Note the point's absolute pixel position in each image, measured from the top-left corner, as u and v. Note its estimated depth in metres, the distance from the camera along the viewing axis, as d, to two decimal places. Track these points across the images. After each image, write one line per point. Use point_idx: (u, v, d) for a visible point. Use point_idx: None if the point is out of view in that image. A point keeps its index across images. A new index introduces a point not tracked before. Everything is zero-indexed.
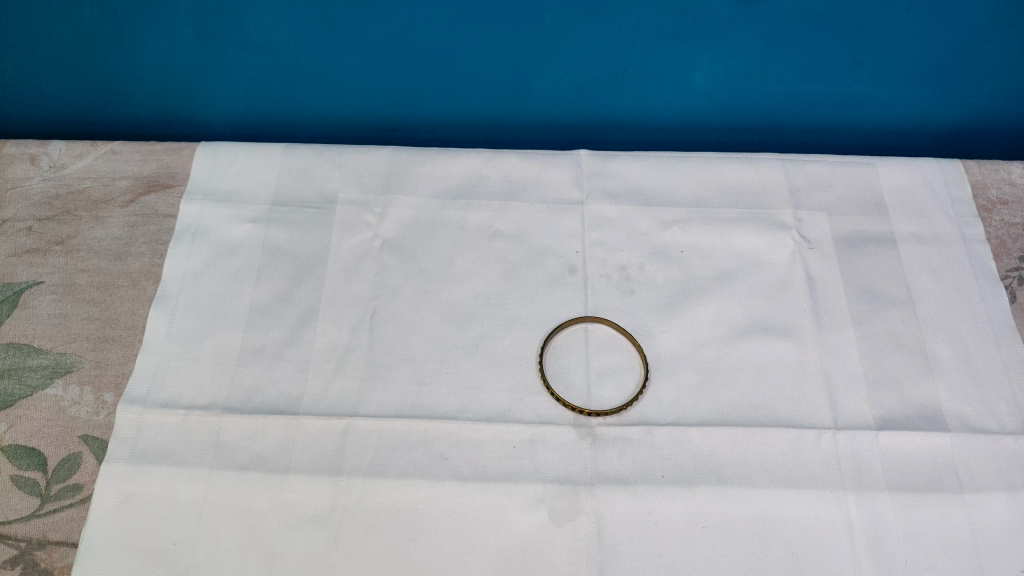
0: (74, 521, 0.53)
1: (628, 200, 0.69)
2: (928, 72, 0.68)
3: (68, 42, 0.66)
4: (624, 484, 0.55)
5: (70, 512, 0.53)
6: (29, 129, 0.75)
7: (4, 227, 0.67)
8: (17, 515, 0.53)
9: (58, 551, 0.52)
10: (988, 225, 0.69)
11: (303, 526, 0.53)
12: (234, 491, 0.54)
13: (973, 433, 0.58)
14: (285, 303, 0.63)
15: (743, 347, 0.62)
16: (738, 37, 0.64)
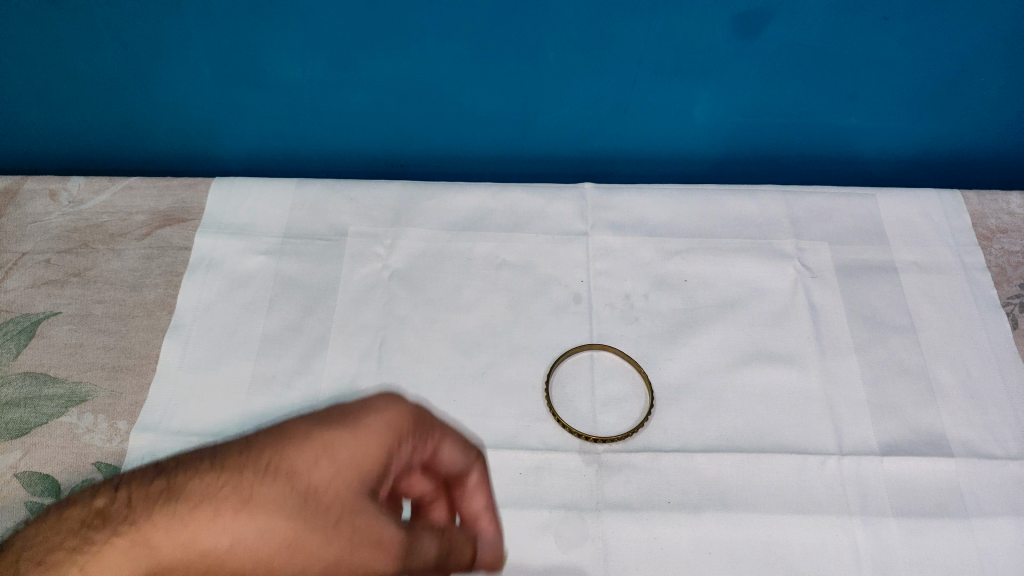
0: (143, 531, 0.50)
1: (632, 231, 0.70)
2: (925, 106, 0.69)
3: (89, 82, 0.68)
4: (628, 509, 0.56)
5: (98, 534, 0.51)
6: (52, 166, 0.78)
7: (24, 260, 0.69)
8: (44, 543, 0.51)
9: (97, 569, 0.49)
10: (988, 253, 0.69)
11: (340, 514, 0.51)
12: (262, 487, 0.51)
13: (977, 458, 0.58)
14: (295, 333, 0.64)
15: (747, 373, 0.62)
16: (738, 73, 0.65)
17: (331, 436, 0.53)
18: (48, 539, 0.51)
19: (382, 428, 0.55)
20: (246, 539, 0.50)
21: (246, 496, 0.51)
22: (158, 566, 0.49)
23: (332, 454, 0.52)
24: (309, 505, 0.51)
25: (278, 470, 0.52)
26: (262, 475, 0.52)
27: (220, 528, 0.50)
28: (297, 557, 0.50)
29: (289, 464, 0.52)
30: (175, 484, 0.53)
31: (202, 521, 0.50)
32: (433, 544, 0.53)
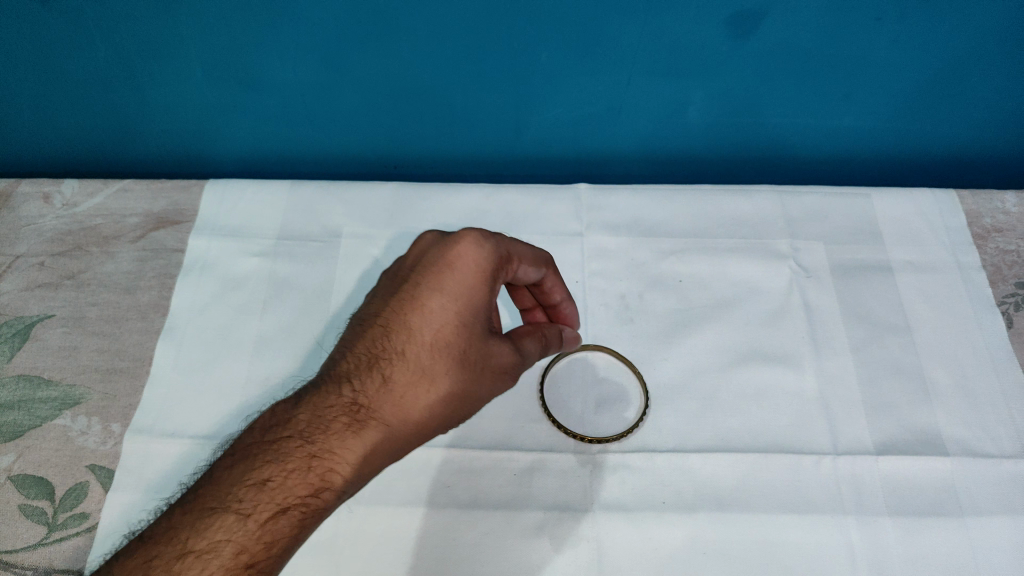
0: (349, 459, 0.51)
1: (627, 231, 0.70)
2: (919, 106, 0.69)
3: (83, 85, 0.68)
4: (623, 510, 0.56)
5: (293, 474, 0.50)
6: (47, 169, 0.78)
7: (18, 262, 0.69)
8: (208, 527, 0.48)
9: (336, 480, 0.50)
10: (983, 252, 0.69)
11: (485, 336, 0.55)
12: (413, 350, 0.54)
13: (972, 457, 0.58)
14: (289, 334, 0.64)
15: (742, 373, 0.62)
16: (732, 73, 0.65)
17: (433, 282, 0.55)
18: (205, 523, 0.48)
19: (496, 253, 0.56)
20: (427, 424, 0.54)
21: (415, 366, 0.53)
22: (357, 472, 0.51)
23: (447, 295, 0.54)
24: (467, 364, 0.54)
25: (413, 337, 0.54)
26: (413, 339, 0.54)
27: (412, 404, 0.53)
28: (461, 395, 0.55)
29: (412, 320, 0.54)
30: (358, 402, 0.52)
31: (392, 424, 0.52)
32: (535, 349, 0.59)
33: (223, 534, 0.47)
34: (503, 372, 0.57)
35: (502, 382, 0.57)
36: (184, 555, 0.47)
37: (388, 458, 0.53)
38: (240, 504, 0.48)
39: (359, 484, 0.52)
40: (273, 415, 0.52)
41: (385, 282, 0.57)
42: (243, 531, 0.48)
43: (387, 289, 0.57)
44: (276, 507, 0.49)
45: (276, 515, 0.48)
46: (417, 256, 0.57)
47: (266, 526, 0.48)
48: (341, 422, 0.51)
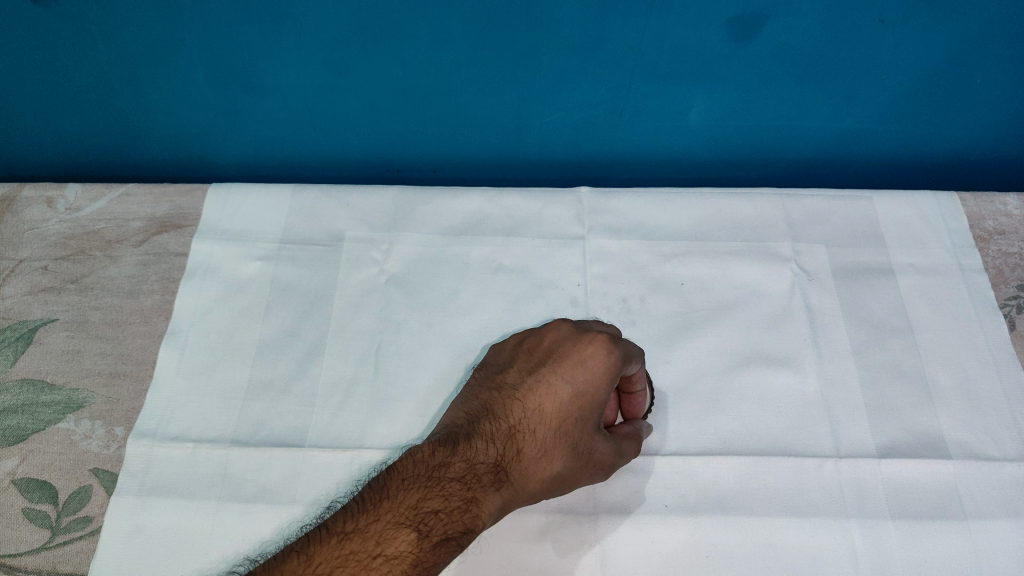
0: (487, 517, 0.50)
1: (629, 234, 0.70)
2: (921, 109, 0.69)
3: (87, 89, 0.68)
4: (625, 514, 0.56)
5: (456, 509, 0.49)
6: (50, 173, 0.78)
7: (21, 266, 0.69)
8: (393, 540, 0.47)
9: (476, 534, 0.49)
10: (985, 255, 0.69)
11: (598, 430, 0.54)
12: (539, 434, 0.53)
13: (975, 460, 0.58)
14: (291, 338, 0.64)
15: (743, 376, 0.62)
16: (734, 76, 0.65)
17: (568, 372, 0.54)
18: (390, 535, 0.47)
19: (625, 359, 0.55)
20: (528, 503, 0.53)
21: (542, 443, 0.53)
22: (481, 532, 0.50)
23: (577, 384, 0.54)
24: (582, 455, 0.53)
25: (546, 417, 0.53)
26: (542, 417, 0.53)
27: (532, 478, 0.52)
28: (567, 482, 0.53)
29: (544, 399, 0.54)
30: (500, 466, 0.52)
31: (520, 492, 0.52)
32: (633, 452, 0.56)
33: (407, 548, 0.46)
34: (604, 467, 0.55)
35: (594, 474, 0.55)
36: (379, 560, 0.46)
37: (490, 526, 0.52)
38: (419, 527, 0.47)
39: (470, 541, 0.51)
40: (433, 453, 0.51)
41: (514, 357, 0.58)
42: (426, 548, 0.46)
43: (521, 363, 0.57)
44: (447, 534, 0.47)
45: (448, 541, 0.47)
46: (549, 341, 0.57)
47: (440, 548, 0.47)
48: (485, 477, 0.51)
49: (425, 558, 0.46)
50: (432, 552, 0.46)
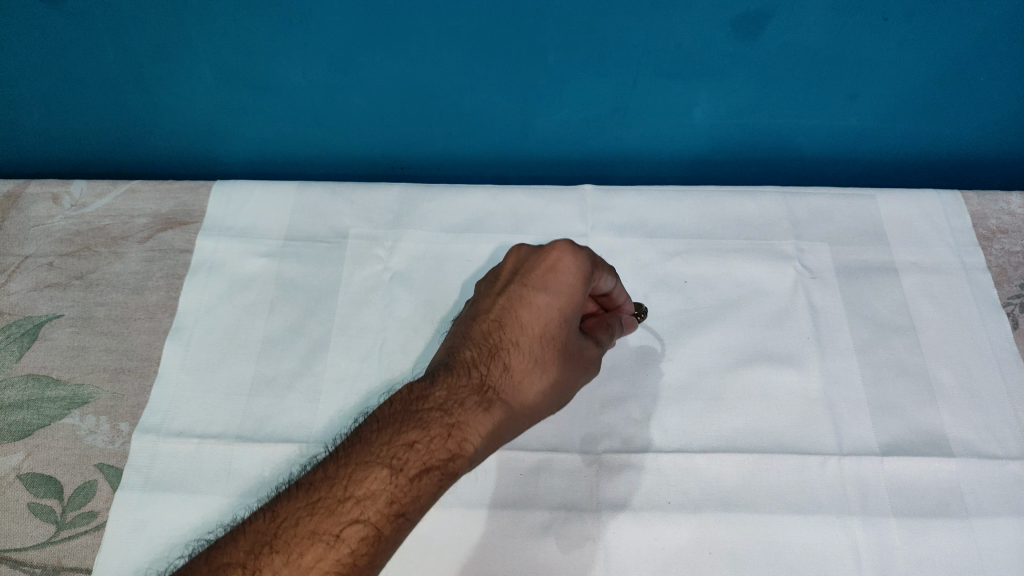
0: (484, 437, 0.53)
1: (632, 232, 0.70)
2: (924, 108, 0.69)
3: (93, 86, 0.69)
4: (628, 510, 0.56)
5: (435, 438, 0.51)
6: (55, 169, 0.79)
7: (27, 263, 0.69)
8: (364, 481, 0.48)
9: (474, 457, 0.52)
10: (988, 254, 0.69)
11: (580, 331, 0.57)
12: (524, 347, 0.56)
13: (977, 458, 0.58)
14: (295, 334, 0.64)
15: (746, 374, 0.62)
16: (737, 74, 0.65)
17: (539, 281, 0.57)
18: (361, 476, 0.48)
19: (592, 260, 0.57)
20: (529, 418, 0.56)
21: (528, 355, 0.56)
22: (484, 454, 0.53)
23: (550, 291, 0.56)
24: (569, 357, 0.57)
25: (525, 329, 0.56)
26: (524, 329, 0.56)
27: (526, 391, 0.55)
28: (562, 387, 0.57)
29: (521, 311, 0.57)
30: (486, 385, 0.54)
31: (515, 406, 0.55)
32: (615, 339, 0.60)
33: (379, 486, 0.48)
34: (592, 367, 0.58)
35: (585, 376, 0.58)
36: (351, 506, 0.47)
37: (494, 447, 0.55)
38: (394, 463, 0.49)
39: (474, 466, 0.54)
40: (411, 389, 0.53)
41: (483, 287, 0.60)
42: (402, 484, 0.48)
43: (489, 290, 0.60)
44: (427, 465, 0.50)
45: (428, 472, 0.49)
46: (513, 264, 0.60)
47: (419, 481, 0.49)
48: (474, 400, 0.53)
49: (406, 495, 0.48)
50: (411, 487, 0.49)
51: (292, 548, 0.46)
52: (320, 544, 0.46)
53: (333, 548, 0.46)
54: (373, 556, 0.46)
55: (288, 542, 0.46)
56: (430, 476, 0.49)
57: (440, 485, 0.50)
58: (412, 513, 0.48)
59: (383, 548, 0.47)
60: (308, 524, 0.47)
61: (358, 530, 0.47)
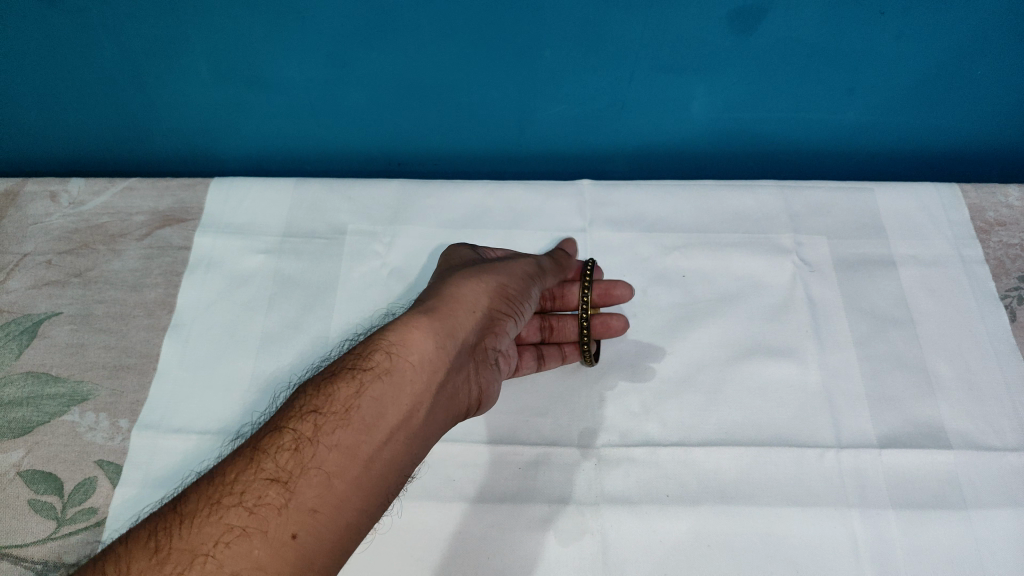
0: (396, 335, 0.53)
1: (630, 227, 0.71)
2: (922, 101, 0.69)
3: (90, 84, 0.69)
4: (627, 503, 0.56)
5: (345, 361, 0.53)
6: (53, 168, 0.79)
7: (25, 260, 0.69)
8: (286, 413, 0.51)
9: (392, 351, 0.52)
10: (987, 246, 0.69)
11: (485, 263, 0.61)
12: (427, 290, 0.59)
13: (975, 449, 0.58)
14: (294, 330, 0.64)
15: (744, 367, 0.62)
16: (735, 68, 0.65)
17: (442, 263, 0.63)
18: (286, 412, 0.51)
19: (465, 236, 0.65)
20: (453, 319, 0.56)
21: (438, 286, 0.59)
22: (405, 345, 0.53)
23: (451, 260, 0.63)
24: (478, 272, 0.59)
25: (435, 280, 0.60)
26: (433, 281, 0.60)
27: (443, 300, 0.57)
28: (480, 288, 0.58)
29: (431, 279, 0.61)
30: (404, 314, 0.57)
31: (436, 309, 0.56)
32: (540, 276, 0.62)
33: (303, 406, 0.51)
34: (501, 276, 0.60)
35: (498, 283, 0.59)
36: (274, 429, 0.50)
37: (442, 353, 0.54)
38: (313, 388, 0.52)
39: (421, 372, 0.52)
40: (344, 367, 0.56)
41: None
42: (319, 398, 0.51)
43: None
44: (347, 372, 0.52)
45: (342, 380, 0.52)
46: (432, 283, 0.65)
47: (333, 390, 0.51)
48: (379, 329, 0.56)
49: (323, 404, 0.51)
50: (326, 396, 0.51)
51: (223, 474, 0.48)
52: (246, 463, 0.48)
53: (260, 462, 0.48)
54: (304, 460, 0.48)
55: (221, 471, 0.49)
56: (344, 381, 0.51)
57: (363, 384, 0.51)
58: (339, 414, 0.50)
59: (313, 450, 0.48)
60: (237, 455, 0.49)
61: (282, 441, 0.49)
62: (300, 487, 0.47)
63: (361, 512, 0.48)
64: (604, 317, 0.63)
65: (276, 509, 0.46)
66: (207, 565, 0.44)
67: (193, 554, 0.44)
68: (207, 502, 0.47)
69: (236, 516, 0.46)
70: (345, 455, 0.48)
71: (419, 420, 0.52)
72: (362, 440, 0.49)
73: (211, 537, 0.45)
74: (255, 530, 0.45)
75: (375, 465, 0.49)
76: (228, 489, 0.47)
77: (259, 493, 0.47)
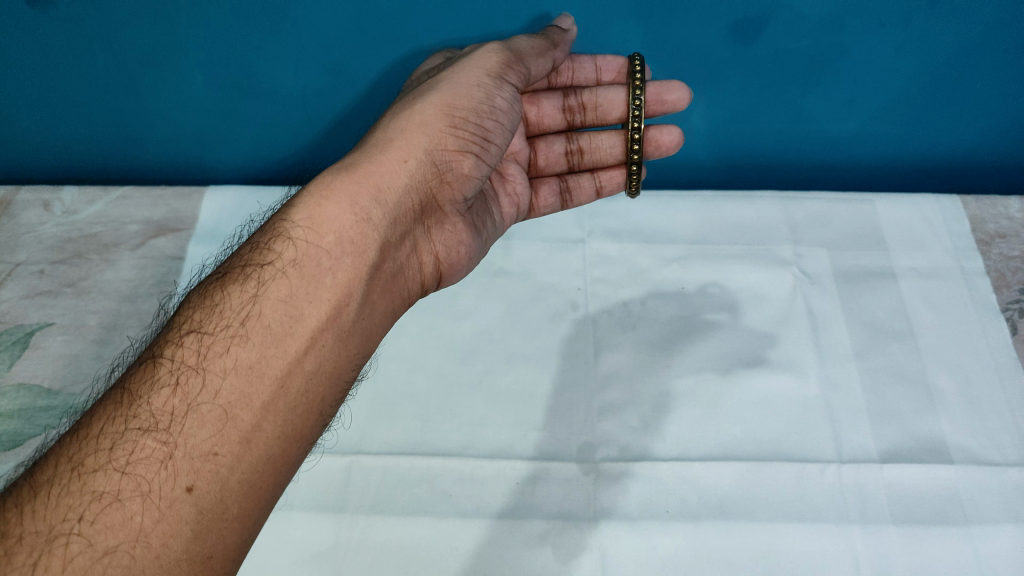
0: (305, 212, 0.50)
1: (629, 238, 0.70)
2: (923, 112, 0.68)
3: (83, 92, 0.68)
4: (625, 519, 0.55)
5: (241, 260, 0.49)
6: (45, 178, 0.78)
7: (18, 270, 0.69)
8: (164, 339, 0.45)
9: (301, 235, 0.49)
10: (987, 258, 0.68)
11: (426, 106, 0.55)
12: (368, 135, 0.56)
13: (977, 465, 0.58)
14: None
15: (745, 381, 0.62)
16: (734, 77, 0.65)
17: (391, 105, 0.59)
18: (164, 341, 0.45)
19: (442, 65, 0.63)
20: (379, 173, 0.52)
21: (373, 145, 0.54)
22: (319, 222, 0.49)
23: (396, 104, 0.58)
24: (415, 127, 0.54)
25: (373, 132, 0.56)
26: (373, 132, 0.56)
27: (372, 163, 0.53)
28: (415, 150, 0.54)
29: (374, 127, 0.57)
30: (336, 169, 0.53)
31: (362, 178, 0.52)
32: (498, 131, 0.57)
33: (194, 317, 0.46)
34: (440, 102, 0.55)
35: (435, 108, 0.55)
36: (146, 362, 0.44)
37: (366, 225, 0.50)
38: (201, 300, 0.47)
39: (341, 255, 0.49)
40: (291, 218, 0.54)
41: None
42: (202, 316, 0.46)
43: None
44: (253, 267, 0.48)
45: (234, 288, 0.47)
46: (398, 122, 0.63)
47: (223, 300, 0.47)
48: (299, 191, 0.52)
49: (209, 322, 0.46)
50: (214, 309, 0.46)
51: (86, 428, 0.42)
52: (116, 416, 0.42)
53: (131, 409, 0.42)
54: (190, 394, 0.43)
55: (83, 421, 0.42)
56: (240, 285, 0.47)
57: (265, 282, 0.47)
58: (233, 328, 0.46)
59: (201, 380, 0.43)
60: (103, 401, 0.43)
61: (159, 376, 0.43)
62: (186, 430, 0.42)
63: (280, 439, 0.45)
64: (656, 133, 0.63)
65: (158, 463, 0.40)
66: (72, 547, 0.37)
67: (51, 535, 0.37)
68: (65, 467, 0.40)
69: (105, 482, 0.39)
70: (244, 377, 0.44)
71: (349, 303, 0.49)
72: (269, 355, 0.45)
73: (74, 510, 0.38)
74: (133, 494, 0.39)
75: (293, 380, 0.46)
76: (94, 446, 0.41)
77: (131, 448, 0.41)
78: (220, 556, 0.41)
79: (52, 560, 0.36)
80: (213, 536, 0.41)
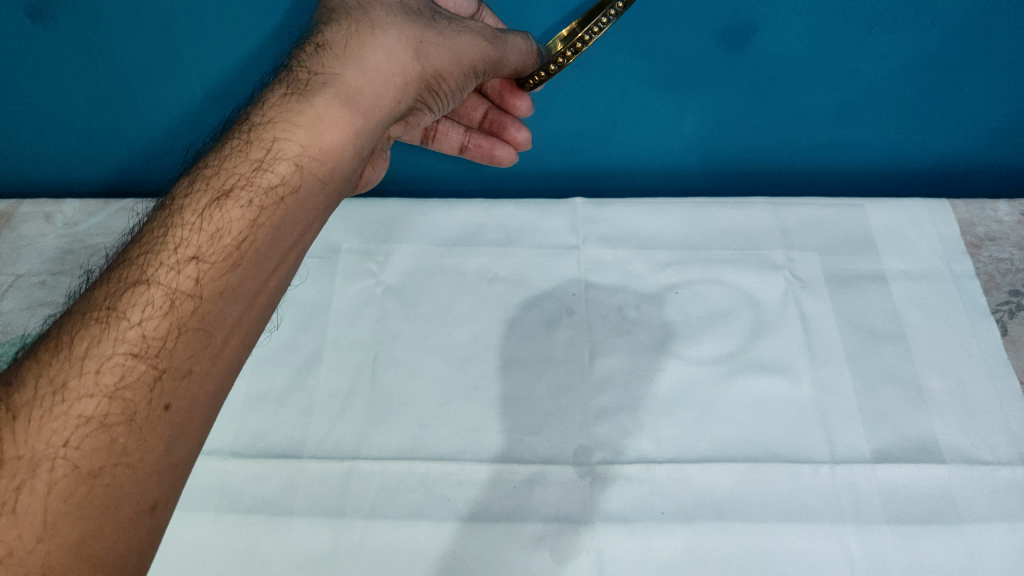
0: (307, 136, 0.46)
1: (623, 243, 0.71)
2: (911, 118, 0.69)
3: (82, 104, 0.69)
4: (622, 521, 0.56)
5: (232, 170, 0.45)
6: (46, 190, 0.79)
7: (19, 281, 0.69)
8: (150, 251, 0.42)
9: (305, 163, 0.45)
10: (977, 261, 0.69)
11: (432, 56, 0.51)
12: (357, 23, 0.49)
13: (969, 463, 0.58)
14: (290, 350, 0.65)
15: (740, 382, 0.63)
16: (723, 87, 0.66)
17: None
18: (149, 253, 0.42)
19: None
20: (376, 108, 0.49)
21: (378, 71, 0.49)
22: (324, 153, 0.46)
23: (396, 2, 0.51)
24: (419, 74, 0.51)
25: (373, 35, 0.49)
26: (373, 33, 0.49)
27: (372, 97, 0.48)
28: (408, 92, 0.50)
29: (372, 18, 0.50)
30: (341, 90, 0.47)
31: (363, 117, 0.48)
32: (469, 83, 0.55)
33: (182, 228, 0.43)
34: (436, 67, 0.51)
35: (438, 60, 0.51)
36: (133, 279, 0.41)
37: (353, 159, 0.48)
38: (189, 210, 0.44)
39: (327, 184, 0.47)
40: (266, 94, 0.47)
41: None
42: (194, 231, 0.43)
43: None
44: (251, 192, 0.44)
45: (229, 205, 0.44)
46: None
47: (219, 220, 0.43)
48: (288, 92, 0.46)
49: (201, 239, 0.43)
50: (205, 225, 0.43)
51: (67, 341, 0.39)
52: (104, 335, 0.39)
53: (119, 329, 0.40)
54: (181, 318, 0.41)
55: (65, 337, 0.39)
56: (234, 202, 0.44)
57: (262, 207, 0.44)
58: (225, 251, 0.43)
59: (193, 305, 0.41)
60: (84, 313, 0.40)
61: (149, 296, 0.41)
62: (175, 352, 0.40)
63: (242, 348, 0.44)
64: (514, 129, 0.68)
65: (146, 386, 0.39)
66: (57, 471, 0.36)
67: (36, 461, 0.36)
68: (48, 389, 0.38)
69: (91, 406, 0.38)
70: (230, 302, 0.42)
71: (314, 222, 0.47)
72: (251, 276, 0.43)
73: (60, 435, 0.37)
74: (120, 419, 0.38)
75: (260, 296, 0.45)
76: (77, 368, 0.38)
77: (121, 372, 0.39)
78: (183, 464, 0.40)
79: (38, 483, 0.36)
80: (181, 447, 0.40)
